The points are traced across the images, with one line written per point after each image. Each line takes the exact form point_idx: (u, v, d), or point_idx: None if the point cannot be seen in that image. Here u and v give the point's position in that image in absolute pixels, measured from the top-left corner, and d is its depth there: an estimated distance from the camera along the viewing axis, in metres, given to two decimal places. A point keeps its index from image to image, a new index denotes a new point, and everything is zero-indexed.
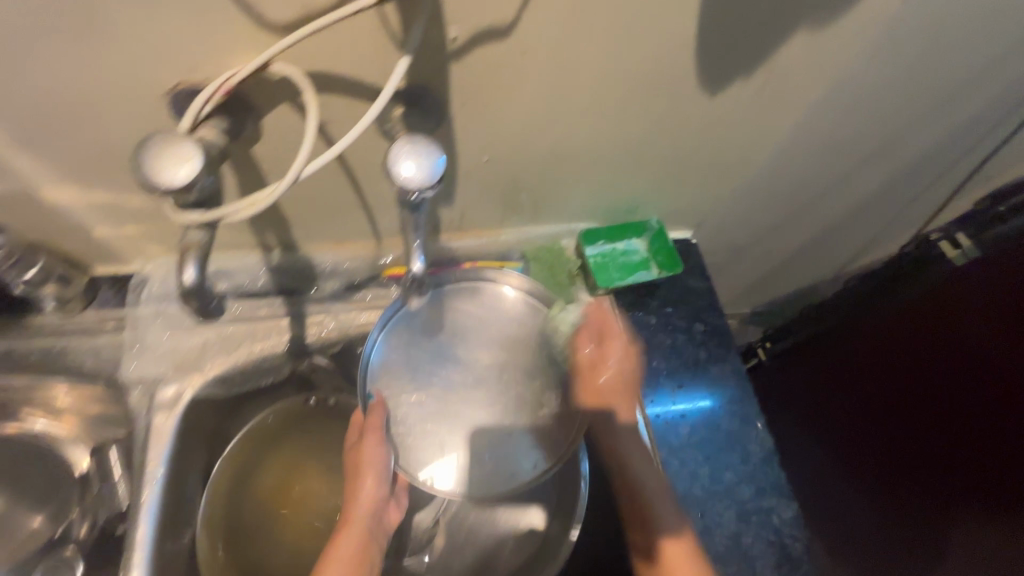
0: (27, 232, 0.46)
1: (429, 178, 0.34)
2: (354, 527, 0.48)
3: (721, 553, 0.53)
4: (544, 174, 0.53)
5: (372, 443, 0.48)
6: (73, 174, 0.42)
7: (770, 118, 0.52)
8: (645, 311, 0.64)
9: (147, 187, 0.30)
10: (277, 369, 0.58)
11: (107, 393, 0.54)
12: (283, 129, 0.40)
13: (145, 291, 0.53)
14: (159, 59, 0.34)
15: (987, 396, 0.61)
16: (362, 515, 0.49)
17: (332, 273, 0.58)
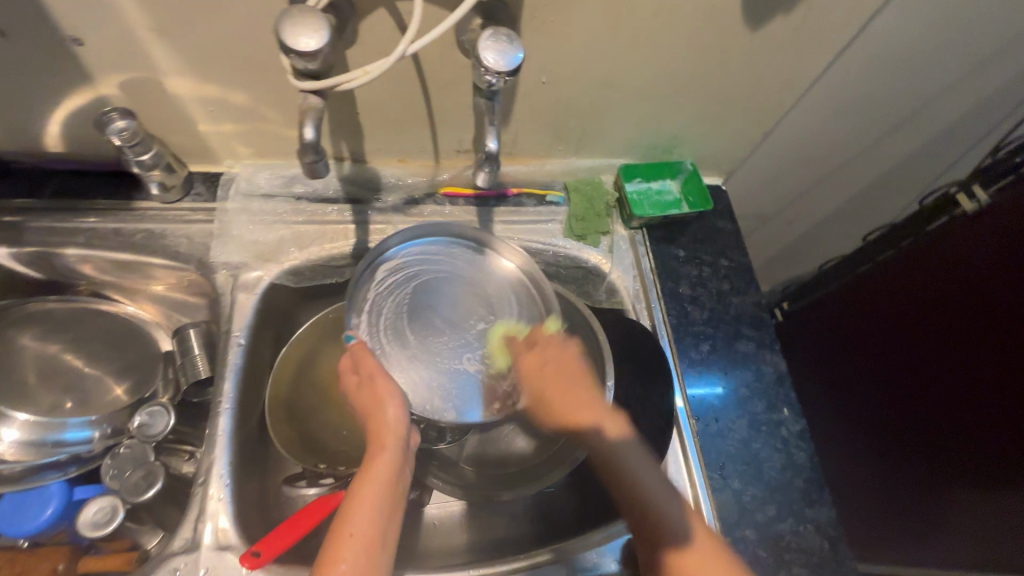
0: (148, 118, 0.54)
1: (507, 66, 0.40)
2: (383, 460, 0.45)
3: (733, 453, 0.58)
4: (595, 103, 0.59)
5: (382, 382, 0.48)
6: (195, 67, 0.48)
7: (808, 61, 0.57)
8: (675, 245, 0.69)
9: (280, 49, 0.37)
10: (340, 269, 0.64)
11: (194, 277, 0.61)
12: (378, 33, 0.46)
13: (234, 187, 0.61)
14: None
15: (985, 346, 0.68)
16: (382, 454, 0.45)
17: (395, 187, 0.65)
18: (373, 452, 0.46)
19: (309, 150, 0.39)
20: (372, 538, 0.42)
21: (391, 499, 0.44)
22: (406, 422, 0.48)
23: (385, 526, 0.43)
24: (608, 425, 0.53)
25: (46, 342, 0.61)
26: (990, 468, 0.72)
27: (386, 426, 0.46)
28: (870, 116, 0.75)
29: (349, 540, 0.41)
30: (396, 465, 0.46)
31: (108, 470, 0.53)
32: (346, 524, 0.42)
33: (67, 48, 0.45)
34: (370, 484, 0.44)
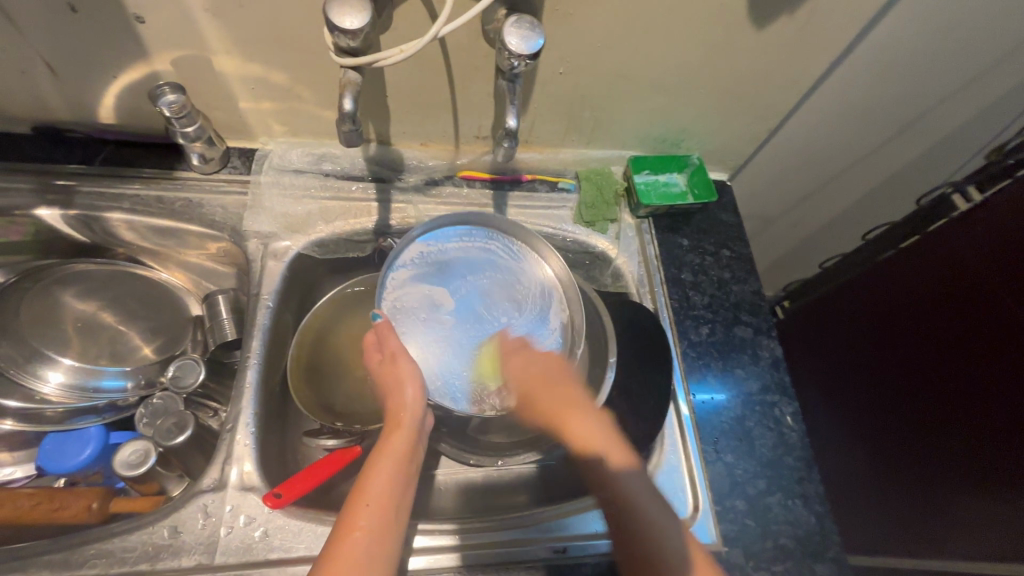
0: (194, 93, 0.58)
1: (528, 49, 0.44)
2: (400, 435, 0.47)
3: (726, 429, 0.61)
4: (608, 94, 0.62)
5: (404, 360, 0.51)
6: (243, 46, 0.53)
7: (811, 61, 0.60)
8: (679, 234, 0.72)
9: (327, 27, 0.42)
10: (361, 244, 0.68)
11: (226, 246, 0.66)
12: (411, 19, 0.50)
13: (268, 162, 0.66)
14: None
15: (981, 339, 0.70)
16: (408, 425, 0.48)
17: (416, 169, 0.69)
18: (391, 431, 0.48)
19: (346, 120, 0.44)
20: (386, 505, 0.43)
21: (406, 468, 0.46)
22: (422, 405, 0.51)
23: (399, 495, 0.45)
24: (615, 455, 0.51)
25: (86, 299, 0.65)
26: (981, 467, 0.71)
27: (405, 403, 0.49)
28: (872, 120, 0.78)
29: (366, 505, 0.43)
30: (410, 443, 0.48)
31: (141, 418, 0.57)
32: (364, 491, 0.44)
33: (130, 25, 0.49)
34: (387, 455, 0.46)
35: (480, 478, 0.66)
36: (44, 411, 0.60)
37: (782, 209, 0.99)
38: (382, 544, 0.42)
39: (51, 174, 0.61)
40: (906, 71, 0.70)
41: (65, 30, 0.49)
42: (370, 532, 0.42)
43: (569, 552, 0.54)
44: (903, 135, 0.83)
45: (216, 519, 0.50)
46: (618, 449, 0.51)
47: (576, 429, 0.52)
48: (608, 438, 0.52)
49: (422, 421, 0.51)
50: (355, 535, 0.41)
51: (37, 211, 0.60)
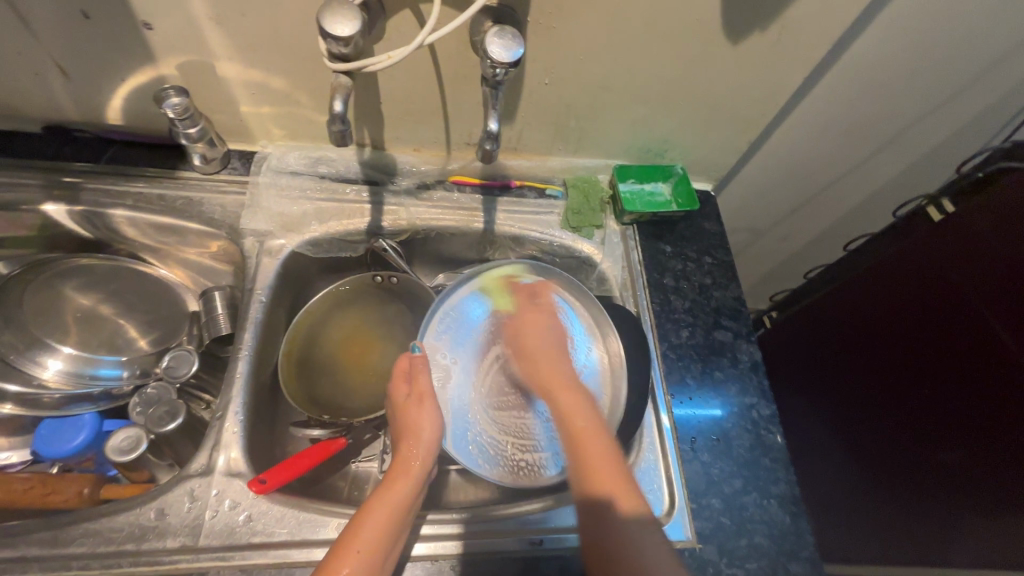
0: (197, 97, 0.61)
1: (510, 58, 0.47)
2: (406, 484, 0.50)
3: (704, 430, 0.63)
4: (592, 104, 0.65)
5: (428, 407, 0.55)
6: (244, 52, 0.56)
7: (787, 76, 0.63)
8: (663, 241, 0.74)
9: (320, 34, 0.45)
10: (354, 244, 0.71)
11: (224, 243, 0.68)
12: (402, 29, 0.53)
13: (266, 164, 0.69)
14: None
15: (965, 349, 0.70)
16: (416, 472, 0.52)
17: (409, 173, 0.72)
18: (398, 477, 0.51)
19: (337, 121, 0.46)
20: (377, 549, 0.45)
21: (399, 522, 0.48)
22: (432, 460, 0.54)
23: (390, 549, 0.47)
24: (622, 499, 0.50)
25: (86, 293, 0.67)
26: (972, 481, 0.71)
27: (420, 454, 0.52)
28: (852, 135, 0.81)
29: (358, 549, 0.45)
30: (413, 493, 0.51)
31: (135, 407, 0.59)
32: (359, 532, 0.46)
33: (138, 30, 0.53)
34: (388, 500, 0.49)
35: (463, 475, 0.68)
36: (42, 397, 0.62)
37: (768, 222, 1.01)
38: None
39: (58, 172, 0.64)
40: (882, 87, 0.72)
41: (78, 34, 0.52)
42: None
43: (544, 545, 0.55)
44: (885, 150, 0.85)
45: (201, 502, 0.51)
46: (628, 490, 0.51)
47: (601, 470, 0.51)
48: (617, 477, 0.51)
49: (428, 474, 0.53)
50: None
51: (44, 206, 0.63)
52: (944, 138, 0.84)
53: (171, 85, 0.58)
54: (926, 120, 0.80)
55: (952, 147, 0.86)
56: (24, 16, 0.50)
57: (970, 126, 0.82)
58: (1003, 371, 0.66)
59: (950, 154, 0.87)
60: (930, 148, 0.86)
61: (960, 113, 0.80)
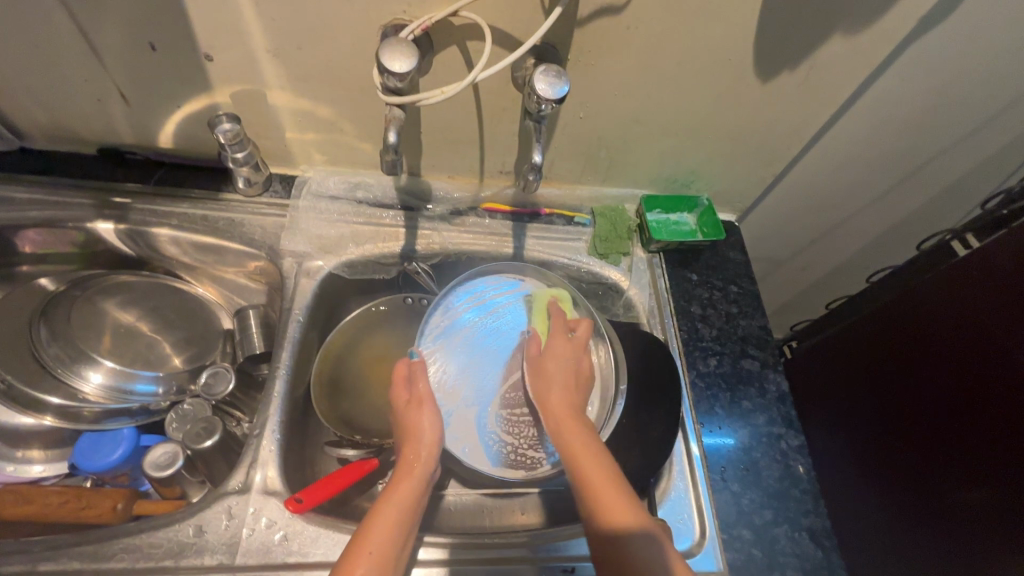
0: (247, 123, 0.64)
1: (555, 94, 0.49)
2: (411, 483, 0.52)
3: (733, 459, 0.63)
4: (623, 136, 0.67)
5: (427, 410, 0.56)
6: (296, 83, 0.58)
7: (813, 113, 0.65)
8: (689, 269, 0.76)
9: (378, 69, 0.47)
10: (387, 267, 0.73)
11: (262, 264, 0.70)
12: (449, 65, 0.56)
13: (306, 188, 0.71)
14: (383, 5, 0.50)
15: (982, 376, 0.71)
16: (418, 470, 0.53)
17: (443, 199, 0.74)
18: (402, 476, 0.52)
19: (389, 151, 0.49)
20: (388, 549, 0.47)
21: (407, 519, 0.49)
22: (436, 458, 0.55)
23: (400, 544, 0.48)
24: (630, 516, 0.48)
25: (127, 309, 0.69)
26: (990, 516, 0.71)
27: (420, 454, 0.54)
28: (873, 170, 0.82)
29: (371, 546, 0.46)
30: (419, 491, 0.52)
31: (171, 422, 0.60)
32: (371, 532, 0.47)
33: (199, 61, 0.56)
34: (396, 502, 0.50)
35: (489, 499, 0.68)
36: (82, 410, 0.63)
37: (788, 252, 1.03)
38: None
39: (109, 192, 0.66)
40: (905, 124, 0.74)
41: (143, 65, 0.55)
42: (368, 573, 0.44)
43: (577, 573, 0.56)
44: (906, 185, 0.87)
45: (238, 520, 0.52)
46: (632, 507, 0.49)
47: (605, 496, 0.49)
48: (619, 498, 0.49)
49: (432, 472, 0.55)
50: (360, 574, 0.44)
51: (96, 224, 0.65)
52: (963, 174, 0.86)
53: (224, 112, 0.61)
54: (946, 156, 0.82)
55: (971, 184, 0.88)
56: (95, 47, 0.53)
57: (989, 163, 0.84)
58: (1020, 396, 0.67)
59: (969, 190, 0.89)
60: (949, 183, 0.88)
61: (980, 151, 0.82)
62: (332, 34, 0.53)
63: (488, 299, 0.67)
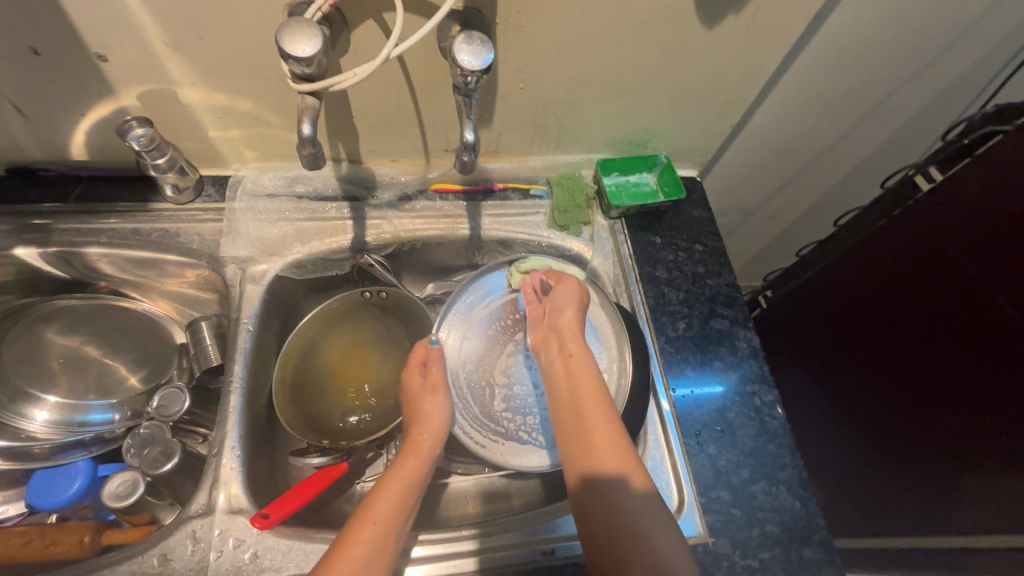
0: (162, 125, 0.59)
1: (481, 65, 0.46)
2: (416, 461, 0.55)
3: (707, 422, 0.62)
4: (569, 100, 0.64)
5: (439, 396, 0.59)
6: (206, 77, 0.54)
7: (764, 57, 0.62)
8: (652, 232, 0.73)
9: (281, 56, 0.43)
10: (340, 262, 0.70)
11: (206, 273, 0.67)
12: (367, 42, 0.52)
13: (241, 189, 0.67)
14: None
15: (960, 313, 0.71)
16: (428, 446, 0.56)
17: (389, 185, 0.71)
18: (407, 455, 0.55)
19: (307, 144, 0.46)
20: (389, 523, 0.49)
21: (410, 497, 0.52)
22: (439, 445, 0.57)
23: (401, 523, 0.50)
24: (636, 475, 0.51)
25: (70, 335, 0.66)
26: (966, 446, 0.72)
27: (426, 436, 0.56)
28: (835, 108, 0.79)
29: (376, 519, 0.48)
30: (424, 469, 0.55)
31: (129, 449, 0.57)
32: (374, 506, 0.50)
33: (92, 63, 0.51)
34: (400, 477, 0.53)
35: (472, 485, 0.68)
36: (33, 448, 0.61)
37: (757, 201, 1.00)
38: (374, 569, 0.46)
39: (28, 214, 0.62)
40: (863, 58, 0.71)
41: (31, 72, 0.50)
42: (369, 544, 0.47)
43: (557, 553, 0.55)
44: (866, 123, 0.85)
45: (204, 544, 0.51)
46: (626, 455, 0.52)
47: (603, 450, 0.52)
48: (609, 438, 0.53)
49: (434, 456, 0.57)
50: (361, 542, 0.47)
51: (14, 250, 0.61)
52: (926, 103, 0.83)
53: (134, 116, 0.56)
54: (907, 86, 0.79)
55: (934, 111, 0.86)
56: None
57: (950, 88, 0.81)
58: (1003, 334, 0.65)
59: (933, 119, 0.87)
60: (913, 113, 0.85)
61: (940, 77, 0.79)
62: (231, 20, 0.48)
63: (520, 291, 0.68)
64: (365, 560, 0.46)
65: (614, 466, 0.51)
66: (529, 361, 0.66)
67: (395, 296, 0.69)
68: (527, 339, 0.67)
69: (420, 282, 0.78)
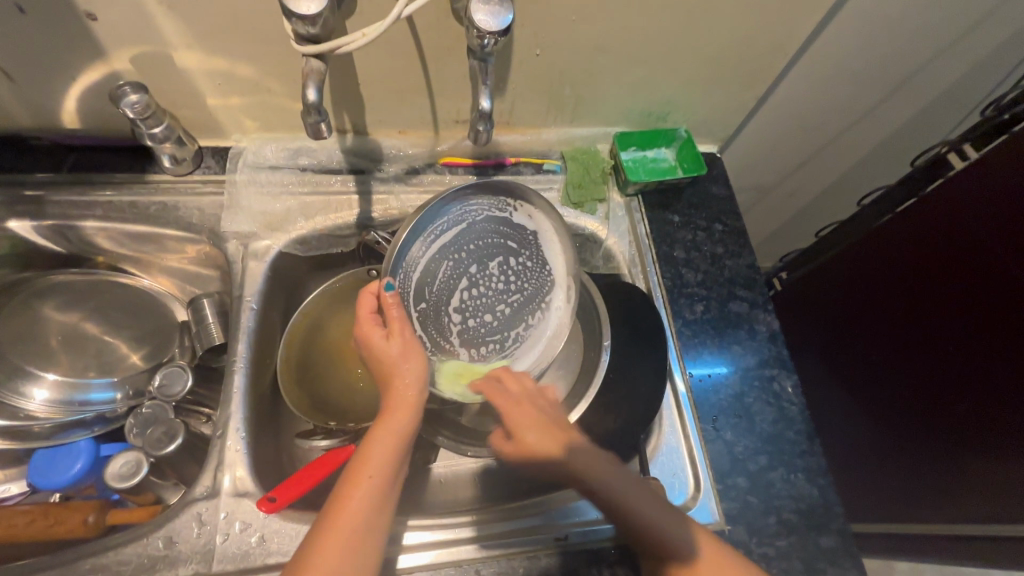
0: (158, 91, 0.56)
1: (498, 26, 0.42)
2: (403, 412, 0.47)
3: (724, 407, 0.60)
4: (588, 69, 0.60)
5: (410, 344, 0.49)
6: (203, 40, 0.50)
7: (797, 24, 0.58)
8: (670, 211, 0.70)
9: (283, 15, 0.40)
10: (345, 238, 0.67)
11: (206, 248, 0.64)
12: (375, 2, 0.48)
13: (242, 160, 0.64)
14: None
15: (985, 298, 0.69)
16: (411, 397, 0.48)
17: (396, 158, 0.68)
18: (391, 407, 0.47)
19: (312, 111, 0.43)
20: (381, 489, 0.44)
21: (398, 455, 0.46)
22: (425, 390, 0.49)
23: (392, 482, 0.45)
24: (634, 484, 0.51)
25: (69, 311, 0.64)
26: (985, 432, 0.71)
27: (409, 387, 0.48)
28: (865, 81, 0.75)
29: (368, 478, 0.44)
30: (413, 420, 0.48)
31: (131, 428, 0.56)
32: (363, 469, 0.44)
33: (79, 21, 0.47)
34: (388, 433, 0.46)
35: (481, 467, 0.67)
36: (31, 427, 0.59)
37: (775, 179, 0.97)
38: (367, 536, 0.42)
39: (20, 185, 0.59)
40: (901, 27, 0.67)
41: (16, 31, 0.47)
42: (361, 510, 0.43)
43: (570, 539, 0.54)
44: (895, 99, 0.81)
45: (210, 527, 0.50)
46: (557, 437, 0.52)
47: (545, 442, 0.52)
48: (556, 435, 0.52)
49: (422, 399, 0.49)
50: (351, 511, 0.42)
51: (7, 223, 0.58)
52: (961, 76, 0.79)
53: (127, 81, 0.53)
54: (942, 58, 0.75)
55: (968, 85, 0.81)
56: None
57: (987, 61, 0.77)
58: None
59: (965, 94, 0.83)
60: (945, 88, 0.81)
61: (977, 48, 0.75)
62: None
63: (467, 214, 0.56)
64: (356, 533, 0.42)
65: (579, 458, 0.51)
66: (478, 287, 0.58)
67: None
68: (479, 265, 0.58)
69: None
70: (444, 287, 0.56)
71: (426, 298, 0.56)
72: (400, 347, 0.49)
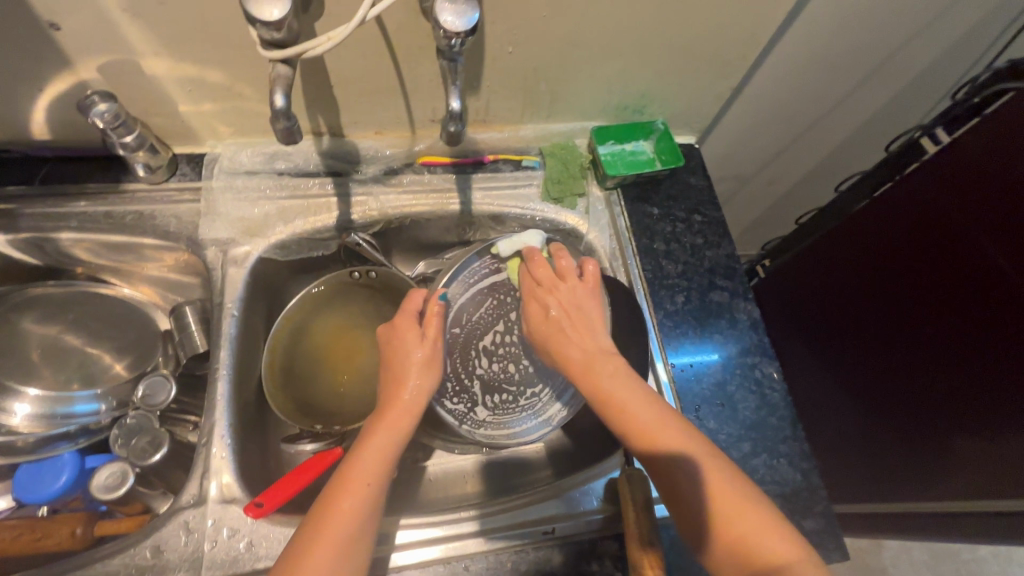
0: (127, 99, 0.55)
1: (465, 26, 0.42)
2: (404, 421, 0.48)
3: (707, 396, 0.61)
4: (562, 64, 0.60)
5: (427, 355, 0.51)
6: (170, 46, 0.50)
7: (768, 15, 0.58)
8: (649, 203, 0.71)
9: (247, 20, 0.40)
10: (325, 241, 0.67)
11: (185, 256, 0.64)
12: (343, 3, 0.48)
13: (218, 166, 0.64)
14: None
15: (962, 281, 0.70)
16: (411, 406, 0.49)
17: (374, 158, 0.67)
18: (391, 412, 0.49)
19: (281, 116, 0.42)
20: (376, 489, 0.45)
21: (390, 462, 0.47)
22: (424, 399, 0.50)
23: (380, 489, 0.46)
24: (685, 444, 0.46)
25: (48, 324, 0.63)
26: (965, 413, 0.73)
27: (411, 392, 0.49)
28: (839, 69, 0.76)
29: (365, 484, 0.44)
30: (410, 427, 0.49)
31: (117, 440, 0.56)
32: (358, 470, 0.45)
33: (42, 31, 0.46)
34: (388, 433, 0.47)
35: (469, 464, 0.67)
36: (17, 441, 0.58)
37: (755, 167, 0.98)
38: (354, 542, 0.43)
39: None
40: (872, 14, 0.68)
41: None
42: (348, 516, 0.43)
43: (557, 533, 0.55)
44: (870, 85, 0.82)
45: (198, 534, 0.50)
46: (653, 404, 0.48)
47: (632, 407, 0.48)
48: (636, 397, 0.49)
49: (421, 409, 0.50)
50: (341, 516, 0.43)
51: None
52: (934, 59, 0.80)
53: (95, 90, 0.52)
54: (915, 43, 0.76)
55: (941, 68, 0.82)
56: None
57: (958, 44, 0.78)
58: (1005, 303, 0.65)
59: (939, 77, 0.83)
60: (919, 72, 0.82)
61: (948, 32, 0.75)
62: None
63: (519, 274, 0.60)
64: (344, 539, 0.42)
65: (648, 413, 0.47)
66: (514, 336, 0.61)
67: (386, 275, 0.67)
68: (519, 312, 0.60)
69: (410, 260, 0.76)
70: (481, 322, 0.60)
71: (461, 328, 0.59)
72: (419, 354, 0.51)
